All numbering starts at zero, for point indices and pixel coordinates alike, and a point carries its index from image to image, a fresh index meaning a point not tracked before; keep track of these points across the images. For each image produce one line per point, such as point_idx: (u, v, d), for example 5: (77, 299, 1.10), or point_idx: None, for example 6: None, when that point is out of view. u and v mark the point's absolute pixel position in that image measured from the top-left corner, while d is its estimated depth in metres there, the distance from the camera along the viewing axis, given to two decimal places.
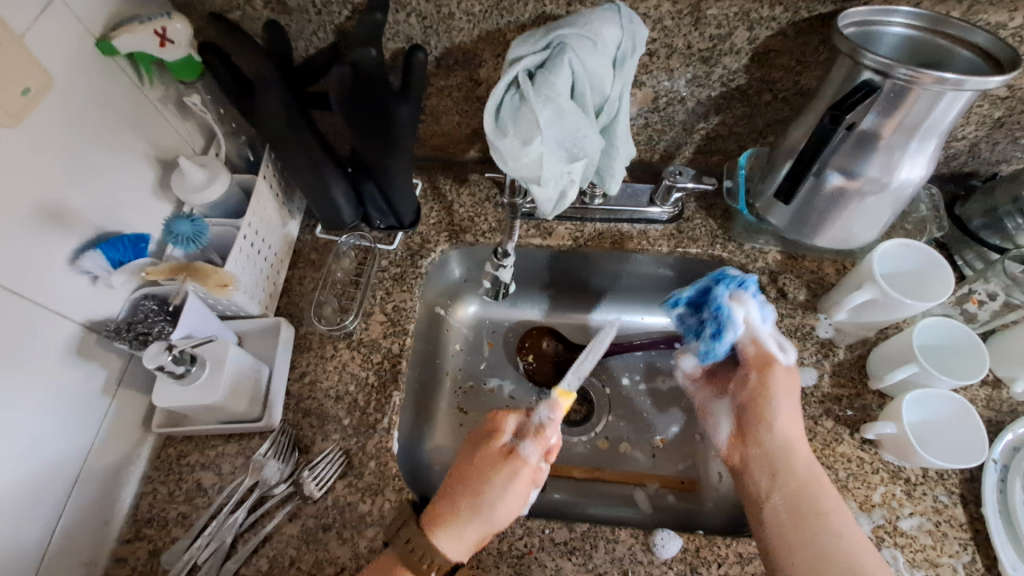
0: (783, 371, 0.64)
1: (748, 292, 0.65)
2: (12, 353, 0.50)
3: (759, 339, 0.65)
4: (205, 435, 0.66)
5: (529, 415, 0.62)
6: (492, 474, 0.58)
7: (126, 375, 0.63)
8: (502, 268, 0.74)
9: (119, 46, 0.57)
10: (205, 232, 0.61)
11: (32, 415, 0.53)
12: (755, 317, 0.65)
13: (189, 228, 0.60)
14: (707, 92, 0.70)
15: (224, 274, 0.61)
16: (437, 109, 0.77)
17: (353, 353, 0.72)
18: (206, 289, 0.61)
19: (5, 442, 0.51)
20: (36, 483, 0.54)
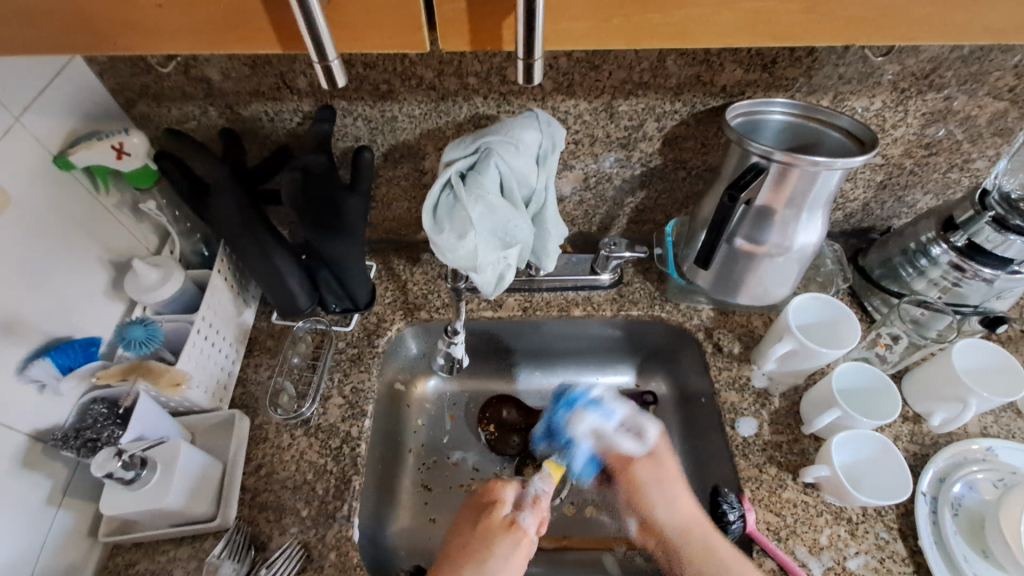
0: (642, 462, 0.71)
1: (585, 407, 0.74)
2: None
3: (613, 447, 0.73)
4: (155, 540, 0.63)
5: (527, 486, 0.67)
6: (494, 545, 0.60)
7: (72, 484, 0.61)
8: (453, 345, 0.78)
9: (76, 161, 0.60)
10: (159, 334, 0.63)
11: None
12: (598, 424, 0.73)
13: (141, 332, 0.61)
14: (630, 171, 0.79)
15: (177, 372, 0.63)
16: (387, 197, 0.83)
17: (311, 440, 0.72)
18: (159, 389, 0.62)
19: None
20: None
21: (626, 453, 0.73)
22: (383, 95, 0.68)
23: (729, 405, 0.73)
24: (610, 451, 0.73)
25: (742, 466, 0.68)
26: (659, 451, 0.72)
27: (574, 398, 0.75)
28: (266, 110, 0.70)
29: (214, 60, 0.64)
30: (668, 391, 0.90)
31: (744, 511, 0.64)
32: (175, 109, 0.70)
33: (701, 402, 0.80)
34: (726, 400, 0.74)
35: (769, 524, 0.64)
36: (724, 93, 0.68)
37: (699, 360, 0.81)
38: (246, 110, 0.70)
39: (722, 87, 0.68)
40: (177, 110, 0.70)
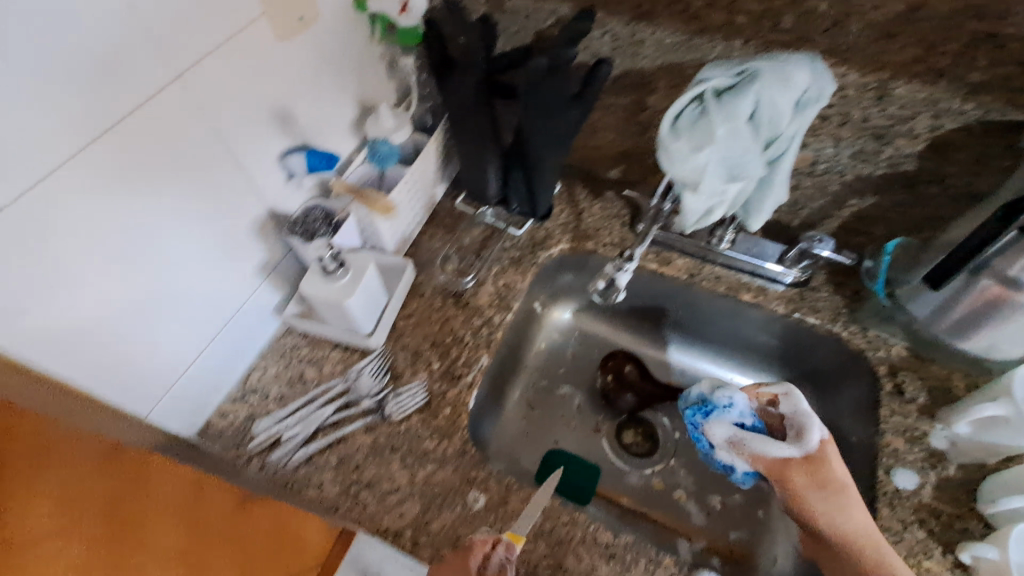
0: (801, 468, 0.58)
1: (715, 412, 0.62)
2: (218, 210, 0.60)
3: (761, 455, 0.59)
4: (318, 338, 0.75)
5: (490, 556, 0.55)
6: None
7: (280, 266, 0.72)
8: (622, 271, 0.69)
9: (370, 4, 0.69)
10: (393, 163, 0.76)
11: (205, 275, 0.62)
12: (735, 432, 0.61)
13: (387, 150, 0.74)
14: (869, 169, 0.70)
15: (389, 202, 0.71)
16: (597, 123, 0.83)
17: (457, 312, 0.77)
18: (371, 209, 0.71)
19: (184, 288, 0.60)
20: (188, 332, 0.63)
21: (779, 458, 0.59)
22: (642, 15, 0.67)
23: (890, 450, 0.65)
24: (761, 462, 0.59)
25: (883, 515, 0.62)
26: (822, 454, 0.58)
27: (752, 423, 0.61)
28: (528, 6, 0.74)
29: None
30: None
31: None
32: None
33: (849, 442, 0.74)
34: (888, 444, 0.66)
35: None
36: None
37: (867, 397, 0.72)
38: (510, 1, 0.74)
39: None
40: None
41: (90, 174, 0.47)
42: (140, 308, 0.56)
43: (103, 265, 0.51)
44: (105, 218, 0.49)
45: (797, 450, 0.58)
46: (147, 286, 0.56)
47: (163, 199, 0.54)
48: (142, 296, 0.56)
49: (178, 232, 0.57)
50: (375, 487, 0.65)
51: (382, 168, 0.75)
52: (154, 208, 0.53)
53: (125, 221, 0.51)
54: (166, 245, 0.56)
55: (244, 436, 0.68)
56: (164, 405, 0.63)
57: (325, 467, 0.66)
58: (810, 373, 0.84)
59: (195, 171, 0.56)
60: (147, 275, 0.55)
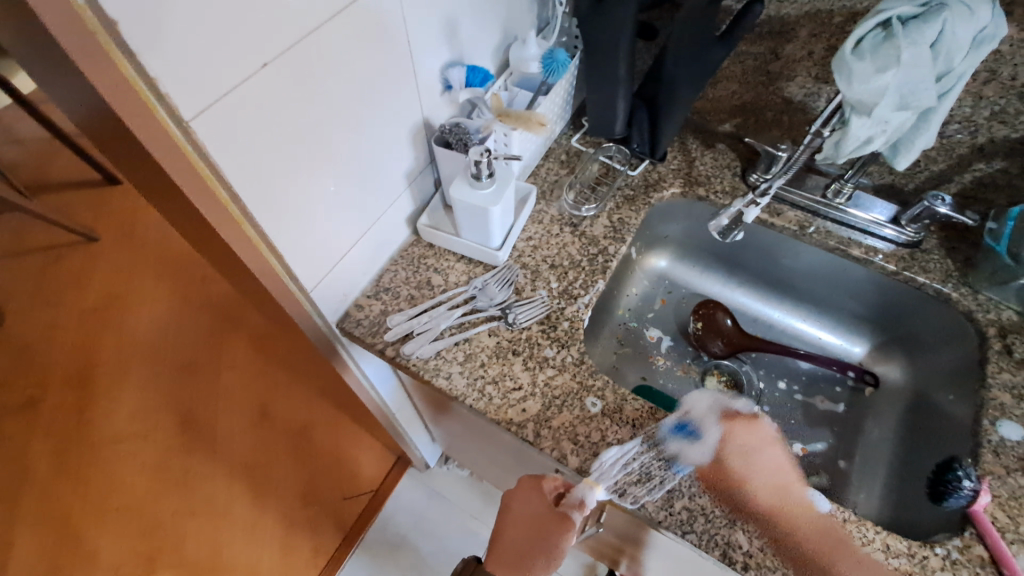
0: (745, 419, 0.68)
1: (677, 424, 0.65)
2: (389, 109, 0.65)
3: (730, 407, 0.69)
4: (444, 250, 0.81)
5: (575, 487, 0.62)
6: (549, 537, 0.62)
7: (419, 175, 0.77)
8: (752, 207, 0.75)
9: None
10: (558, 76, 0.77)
11: (370, 172, 0.67)
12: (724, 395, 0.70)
13: (561, 61, 0.75)
14: (1006, 131, 0.71)
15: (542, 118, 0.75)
16: (723, 72, 0.86)
17: (574, 239, 0.82)
18: (529, 122, 0.74)
19: (354, 181, 0.65)
20: (348, 223, 0.68)
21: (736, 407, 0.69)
22: None
23: (996, 404, 0.67)
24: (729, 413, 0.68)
25: (987, 461, 0.63)
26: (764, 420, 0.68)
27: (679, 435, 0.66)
28: None
29: None
30: (902, 379, 0.86)
31: (981, 487, 0.60)
32: None
33: (947, 401, 0.76)
34: (994, 397, 0.67)
35: (996, 518, 0.59)
36: None
37: (972, 357, 0.74)
38: None
39: None
40: None
41: (322, 49, 0.51)
42: (323, 189, 0.60)
43: (310, 139, 0.55)
44: (321, 95, 0.54)
45: (708, 454, 0.64)
46: (331, 169, 0.60)
47: (358, 87, 0.58)
48: (326, 181, 0.60)
49: (360, 123, 0.61)
50: (499, 384, 0.69)
51: (545, 75, 0.76)
52: (352, 94, 0.58)
53: (331, 101, 0.55)
54: (350, 134, 0.61)
55: (377, 328, 0.74)
56: (320, 287, 0.68)
57: (451, 361, 0.71)
58: (905, 337, 0.86)
59: (384, 69, 0.61)
60: (333, 159, 0.60)
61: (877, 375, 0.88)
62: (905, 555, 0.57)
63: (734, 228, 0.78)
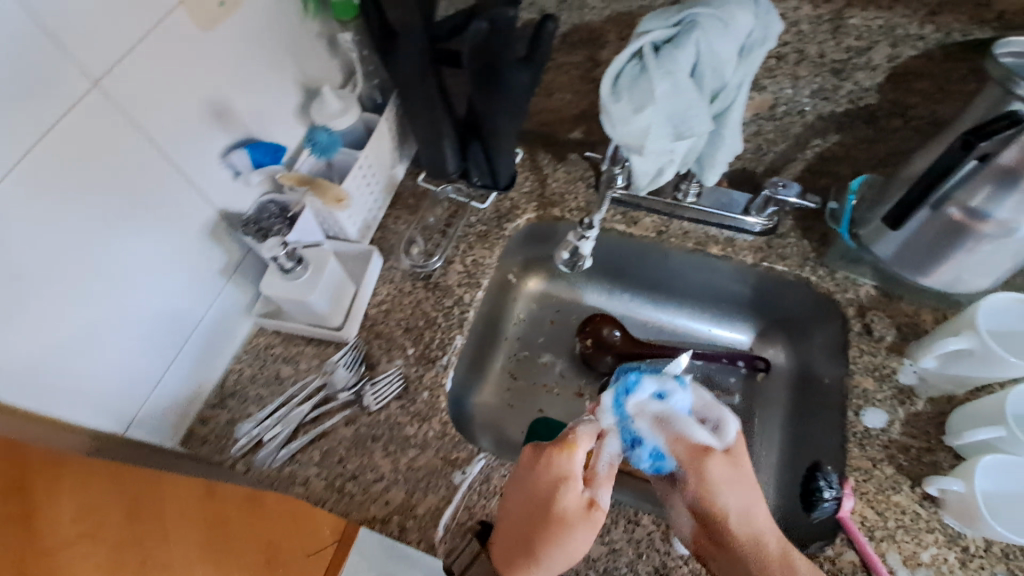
0: (718, 459, 0.52)
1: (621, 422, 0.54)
2: (161, 220, 0.59)
3: (684, 436, 0.53)
4: (291, 334, 0.75)
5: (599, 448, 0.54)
6: (570, 524, 0.50)
7: (240, 267, 0.71)
8: (585, 240, 0.70)
9: None
10: (336, 146, 0.72)
11: (165, 289, 0.62)
12: (661, 411, 0.53)
13: (325, 137, 0.70)
14: (831, 107, 0.68)
15: (340, 191, 0.68)
16: (552, 84, 0.80)
17: (428, 294, 0.77)
18: (324, 203, 0.69)
19: (145, 304, 0.60)
20: (156, 346, 0.63)
21: (700, 445, 0.53)
22: None
23: (859, 391, 0.66)
24: (681, 445, 0.53)
25: (854, 455, 0.62)
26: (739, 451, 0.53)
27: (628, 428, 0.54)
28: None
29: None
30: (786, 362, 0.85)
31: (843, 494, 0.58)
32: None
33: (824, 382, 0.75)
34: (857, 384, 0.66)
35: (865, 518, 0.58)
36: (997, 23, 0.54)
37: (838, 338, 0.73)
38: None
39: (999, 14, 0.53)
40: None
41: (19, 202, 0.46)
42: (94, 329, 0.55)
43: (48, 292, 0.50)
44: (40, 245, 0.48)
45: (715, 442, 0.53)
46: (98, 306, 0.55)
47: (102, 219, 0.53)
48: (99, 320, 0.55)
49: (125, 249, 0.56)
50: (359, 478, 0.65)
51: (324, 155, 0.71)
52: (94, 227, 0.52)
53: (64, 246, 0.50)
54: (112, 263, 0.55)
55: (226, 440, 0.68)
56: (144, 420, 0.63)
57: (308, 464, 0.66)
58: (784, 320, 0.84)
59: (133, 186, 0.55)
60: (99, 296, 0.55)
61: (767, 359, 0.85)
62: None
63: (579, 258, 0.74)
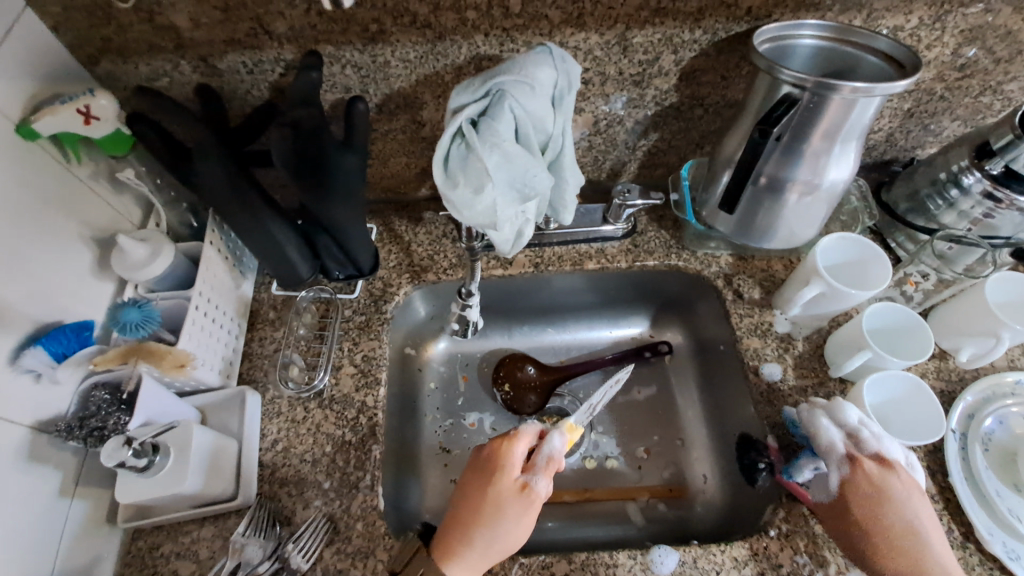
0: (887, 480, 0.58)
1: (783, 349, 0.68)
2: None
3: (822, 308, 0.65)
4: (177, 522, 0.62)
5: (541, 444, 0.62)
6: (504, 509, 0.58)
7: (83, 474, 0.59)
8: (468, 308, 0.75)
9: (41, 129, 0.54)
10: (155, 315, 0.60)
11: None
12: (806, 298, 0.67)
13: (135, 315, 0.58)
14: (643, 112, 0.73)
15: (180, 354, 0.59)
16: (383, 152, 0.77)
17: (326, 412, 0.69)
18: (162, 371, 0.59)
19: None
20: None
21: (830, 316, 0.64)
22: (374, 37, 0.61)
23: (752, 352, 0.72)
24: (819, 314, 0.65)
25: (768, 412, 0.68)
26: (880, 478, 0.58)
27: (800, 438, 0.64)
28: (245, 61, 0.63)
29: (179, 4, 0.57)
30: (684, 340, 0.89)
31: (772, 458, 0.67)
32: (143, 65, 0.63)
33: (719, 349, 0.80)
34: (749, 347, 0.72)
35: None
36: (748, 16, 0.62)
37: (718, 308, 0.79)
38: (222, 62, 0.63)
39: (747, 10, 0.61)
40: (145, 66, 0.63)
41: None
42: None
43: None
44: None
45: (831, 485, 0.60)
46: None
47: None
48: None
49: None
50: None
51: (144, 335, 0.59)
52: None
53: None
54: None
55: None
56: None
57: None
58: (670, 304, 0.89)
59: None
60: None
61: (668, 342, 0.89)
62: (750, 557, 0.60)
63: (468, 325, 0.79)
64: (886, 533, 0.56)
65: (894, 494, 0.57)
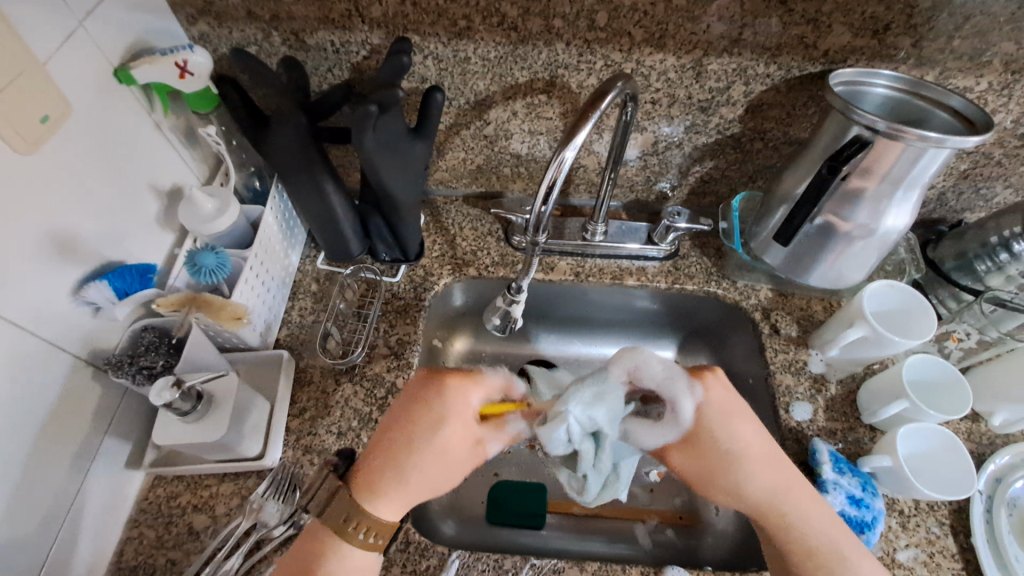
0: None
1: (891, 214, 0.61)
2: (14, 386, 0.48)
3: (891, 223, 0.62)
4: (198, 475, 0.63)
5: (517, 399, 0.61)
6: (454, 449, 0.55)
7: (118, 414, 0.60)
8: (515, 304, 0.72)
9: (138, 76, 0.57)
10: (228, 265, 0.62)
11: (25, 468, 0.50)
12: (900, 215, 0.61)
13: (212, 261, 0.60)
14: (703, 139, 0.74)
15: (237, 307, 0.61)
16: (444, 145, 0.79)
17: (356, 388, 0.70)
18: (219, 323, 0.61)
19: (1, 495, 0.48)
20: (22, 541, 0.50)
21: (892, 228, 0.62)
22: (460, 33, 0.64)
23: (784, 388, 0.72)
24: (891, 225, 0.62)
25: (793, 450, 0.67)
26: None
27: (842, 469, 0.63)
28: (333, 40, 0.66)
29: None
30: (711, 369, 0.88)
31: None
32: (236, 32, 0.65)
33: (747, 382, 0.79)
34: (781, 382, 0.72)
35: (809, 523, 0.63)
36: (823, 59, 0.63)
37: (751, 341, 0.79)
38: (312, 38, 0.66)
39: (824, 53, 0.63)
40: (239, 32, 0.66)
41: None
42: None
43: None
44: None
45: None
46: None
47: None
48: None
49: None
50: None
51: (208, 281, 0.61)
52: None
53: None
54: None
55: None
56: None
57: None
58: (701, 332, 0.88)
59: None
60: None
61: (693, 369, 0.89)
62: None
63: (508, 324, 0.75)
64: (758, 511, 0.55)
65: (751, 481, 0.55)
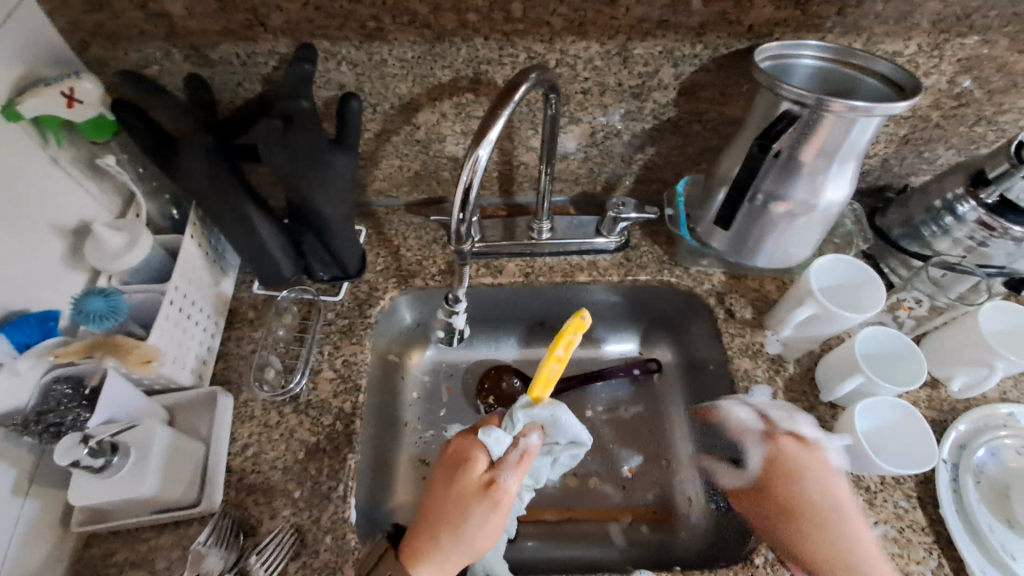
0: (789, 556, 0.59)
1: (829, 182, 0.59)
2: None
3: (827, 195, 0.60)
4: (134, 528, 0.59)
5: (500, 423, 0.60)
6: (468, 510, 0.54)
7: (41, 472, 0.56)
8: (455, 315, 0.69)
9: (25, 111, 0.52)
10: (122, 306, 0.57)
11: None
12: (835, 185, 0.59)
13: (102, 305, 0.55)
14: (640, 125, 0.72)
15: (147, 348, 0.57)
16: (375, 153, 0.75)
17: (301, 418, 0.66)
18: (127, 366, 0.56)
19: None
20: None
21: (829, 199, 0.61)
22: (371, 35, 0.60)
23: (743, 373, 0.70)
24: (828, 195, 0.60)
25: None
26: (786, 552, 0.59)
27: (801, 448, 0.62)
28: (238, 52, 0.62)
29: None
30: (674, 358, 0.86)
31: None
32: (132, 52, 0.61)
33: (709, 368, 0.78)
34: (739, 367, 0.71)
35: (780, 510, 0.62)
36: (750, 34, 0.62)
37: (709, 327, 0.77)
38: (214, 52, 0.61)
39: (749, 28, 0.61)
40: (135, 52, 0.61)
41: None
42: None
43: None
44: None
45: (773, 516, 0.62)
46: None
47: None
48: None
49: None
50: None
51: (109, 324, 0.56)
52: None
53: None
54: None
55: None
56: None
57: None
58: (660, 321, 0.86)
59: None
60: None
61: (656, 360, 0.87)
62: None
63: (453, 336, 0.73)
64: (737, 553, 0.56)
65: None
